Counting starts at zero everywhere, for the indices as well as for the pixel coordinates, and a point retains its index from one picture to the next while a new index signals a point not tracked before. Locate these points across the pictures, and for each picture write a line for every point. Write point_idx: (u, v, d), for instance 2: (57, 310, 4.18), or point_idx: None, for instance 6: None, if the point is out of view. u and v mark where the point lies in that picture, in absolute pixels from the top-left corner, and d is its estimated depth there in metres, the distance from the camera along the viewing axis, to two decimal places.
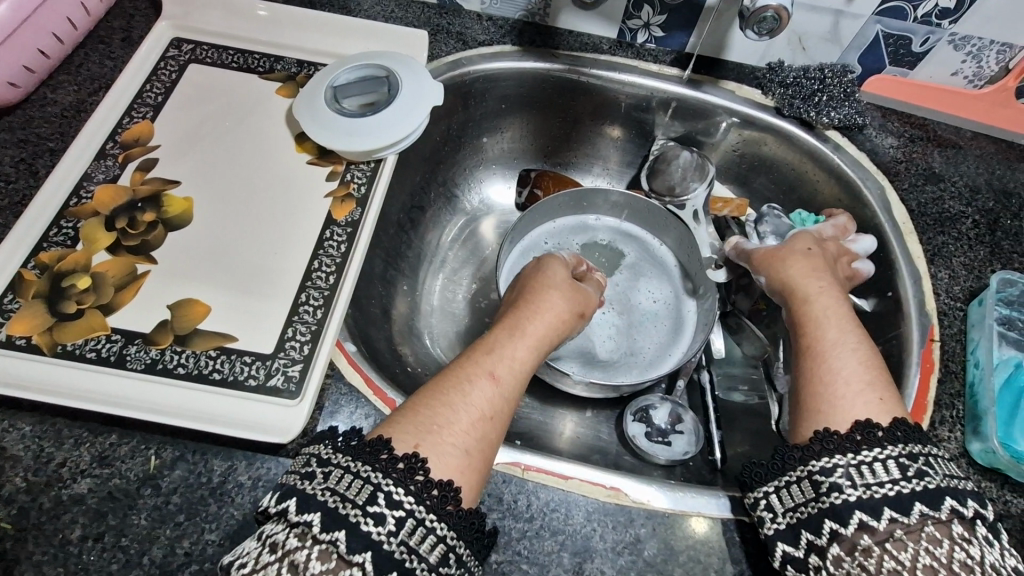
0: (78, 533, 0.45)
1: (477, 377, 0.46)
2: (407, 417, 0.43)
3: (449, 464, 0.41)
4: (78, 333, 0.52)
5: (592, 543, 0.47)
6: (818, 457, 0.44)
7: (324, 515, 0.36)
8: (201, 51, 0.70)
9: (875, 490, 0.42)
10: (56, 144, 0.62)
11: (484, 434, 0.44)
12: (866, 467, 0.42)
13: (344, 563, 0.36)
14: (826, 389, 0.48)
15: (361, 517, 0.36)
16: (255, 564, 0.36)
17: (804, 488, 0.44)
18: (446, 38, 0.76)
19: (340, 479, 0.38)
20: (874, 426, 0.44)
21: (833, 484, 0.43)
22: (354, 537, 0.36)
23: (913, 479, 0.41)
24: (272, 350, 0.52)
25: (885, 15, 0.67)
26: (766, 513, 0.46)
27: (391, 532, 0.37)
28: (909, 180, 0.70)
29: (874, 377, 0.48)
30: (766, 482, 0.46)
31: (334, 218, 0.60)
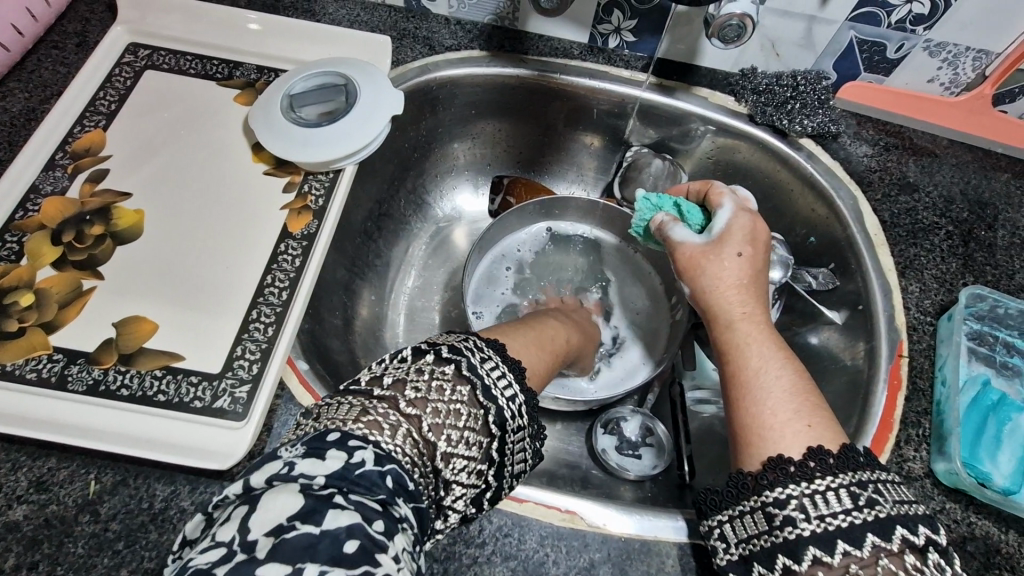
0: (12, 562, 0.43)
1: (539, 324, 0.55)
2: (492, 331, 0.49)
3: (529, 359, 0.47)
4: (18, 353, 0.50)
5: (545, 568, 0.46)
6: (772, 488, 0.43)
7: (482, 387, 0.40)
8: (157, 57, 0.68)
9: (829, 522, 0.41)
10: (3, 155, 0.60)
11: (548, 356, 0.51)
12: (820, 498, 0.42)
13: (483, 434, 0.39)
14: (766, 416, 0.47)
15: (506, 401, 0.40)
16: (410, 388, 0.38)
17: (757, 520, 0.43)
18: (412, 42, 0.74)
19: (490, 364, 0.41)
20: (826, 451, 0.44)
21: (787, 517, 0.42)
22: (500, 416, 0.40)
23: (865, 509, 0.41)
24: (220, 369, 0.51)
25: (858, 21, 0.66)
26: (719, 543, 0.45)
27: (517, 418, 0.41)
28: (883, 190, 0.69)
29: (800, 405, 0.48)
30: (720, 510, 0.45)
31: (290, 230, 0.58)
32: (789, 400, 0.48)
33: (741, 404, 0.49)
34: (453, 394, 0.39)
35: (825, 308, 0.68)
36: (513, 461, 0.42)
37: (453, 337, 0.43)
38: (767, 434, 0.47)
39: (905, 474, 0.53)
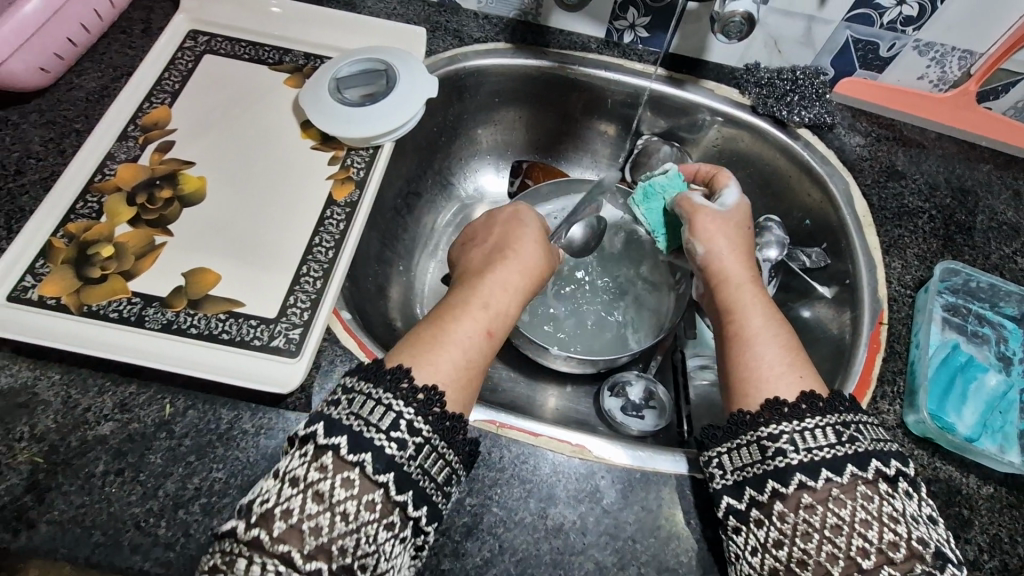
0: (101, 468, 0.50)
1: (466, 311, 0.57)
2: (411, 350, 0.52)
3: (450, 381, 0.51)
4: (102, 295, 0.57)
5: (556, 491, 0.53)
6: (767, 424, 0.50)
7: (350, 439, 0.44)
8: (215, 43, 0.76)
9: (815, 453, 0.47)
10: (81, 126, 0.68)
11: (476, 356, 0.54)
12: (808, 433, 0.48)
13: (367, 485, 0.43)
14: (762, 368, 0.54)
15: (385, 441, 0.45)
16: (279, 498, 0.43)
17: (752, 451, 0.50)
18: (444, 35, 0.81)
19: (365, 406, 0.46)
20: (816, 397, 0.51)
21: (779, 449, 0.49)
22: (380, 459, 0.44)
23: (847, 444, 0.48)
24: (276, 315, 0.58)
25: (853, 21, 0.72)
26: (716, 471, 0.51)
27: (410, 447, 0.45)
28: (872, 177, 0.75)
29: (793, 360, 0.54)
30: (722, 443, 0.52)
31: (334, 198, 0.65)
32: (782, 355, 0.54)
33: (740, 359, 0.56)
34: (325, 483, 0.43)
35: (817, 284, 0.75)
36: (433, 473, 0.46)
37: (331, 397, 0.48)
38: (762, 382, 0.53)
39: (881, 424, 0.59)
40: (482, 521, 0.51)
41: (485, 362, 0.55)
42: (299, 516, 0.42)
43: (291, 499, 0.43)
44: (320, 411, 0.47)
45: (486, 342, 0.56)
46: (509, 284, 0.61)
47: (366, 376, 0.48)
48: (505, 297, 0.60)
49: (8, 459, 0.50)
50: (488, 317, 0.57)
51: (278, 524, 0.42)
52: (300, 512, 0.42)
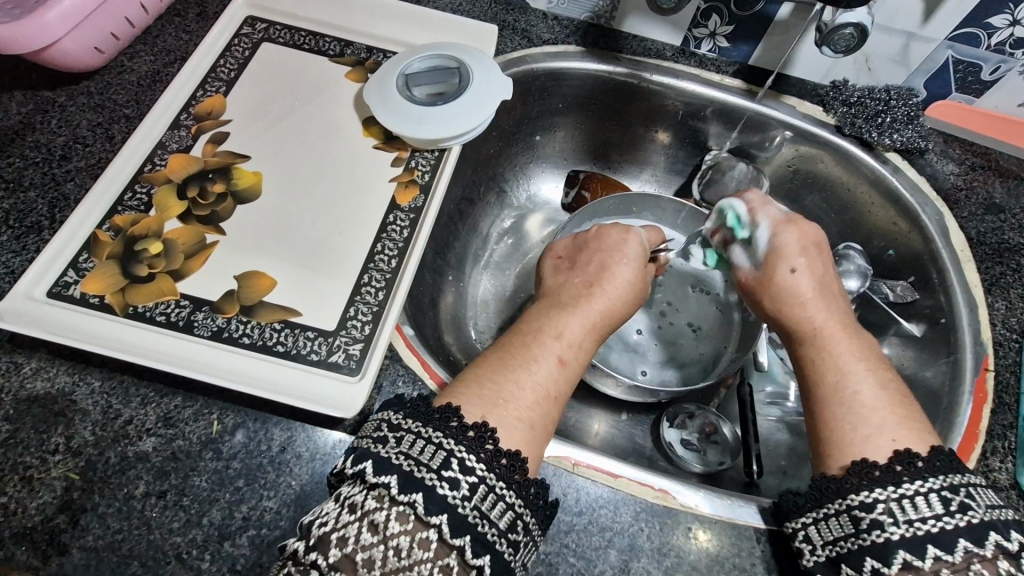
0: (142, 489, 0.46)
1: (542, 358, 0.49)
2: (473, 389, 0.45)
3: (511, 426, 0.43)
4: (148, 296, 0.53)
5: (638, 541, 0.48)
6: (857, 491, 0.42)
7: (401, 477, 0.38)
8: (274, 31, 0.72)
9: (917, 527, 0.40)
10: (132, 112, 0.64)
11: (541, 412, 0.46)
12: (908, 502, 0.41)
13: (421, 524, 0.37)
14: (851, 425, 0.46)
15: (438, 480, 0.38)
16: (336, 523, 0.38)
17: (843, 522, 0.42)
18: (512, 34, 0.76)
19: (415, 444, 0.40)
20: (914, 456, 0.43)
21: (875, 520, 0.41)
22: (433, 500, 0.37)
23: (958, 514, 0.40)
24: (335, 327, 0.53)
25: (957, 40, 0.66)
26: (804, 546, 0.44)
27: (471, 487, 0.38)
28: (969, 209, 0.69)
29: (896, 411, 0.46)
30: (804, 514, 0.45)
31: (398, 202, 0.61)
32: (886, 409, 0.46)
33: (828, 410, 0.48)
34: (396, 520, 0.37)
35: (902, 320, 0.69)
36: (497, 514, 0.39)
37: (368, 428, 0.42)
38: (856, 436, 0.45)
39: (991, 484, 0.54)
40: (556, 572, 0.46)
41: (552, 422, 0.47)
42: (353, 545, 0.37)
43: (348, 526, 0.37)
44: (365, 446, 0.40)
45: (555, 398, 0.48)
46: (581, 333, 0.53)
47: (414, 412, 0.42)
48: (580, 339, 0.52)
49: (41, 473, 0.46)
50: (557, 364, 0.49)
51: (334, 552, 0.37)
52: (355, 542, 0.37)
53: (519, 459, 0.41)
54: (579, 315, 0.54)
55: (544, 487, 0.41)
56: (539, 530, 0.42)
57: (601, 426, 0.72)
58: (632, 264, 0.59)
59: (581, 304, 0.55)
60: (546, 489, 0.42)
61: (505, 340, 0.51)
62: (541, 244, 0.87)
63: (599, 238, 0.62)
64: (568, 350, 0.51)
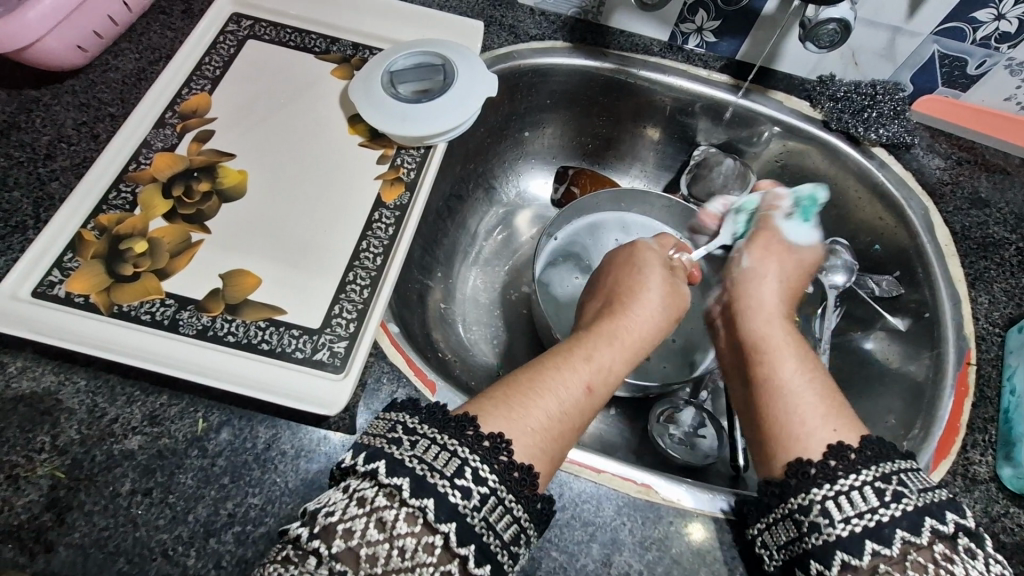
0: (128, 487, 0.46)
1: (574, 383, 0.50)
2: (499, 406, 0.45)
3: (527, 446, 0.44)
4: (134, 295, 0.53)
5: (621, 536, 0.48)
6: (796, 494, 0.44)
7: (414, 481, 0.38)
8: (259, 28, 0.72)
9: (853, 524, 0.41)
10: (117, 110, 0.64)
11: (560, 440, 0.46)
12: (843, 499, 0.42)
13: (428, 529, 0.37)
14: (794, 425, 0.48)
15: (450, 488, 0.38)
16: (343, 514, 0.38)
17: (789, 527, 0.44)
18: (498, 30, 0.76)
19: (431, 451, 0.40)
20: (846, 447, 0.44)
21: (814, 522, 0.42)
22: (443, 508, 0.37)
23: (891, 505, 0.41)
24: (319, 325, 0.54)
25: (943, 35, 0.66)
26: (763, 551, 0.45)
27: (483, 500, 0.39)
28: (954, 203, 0.69)
29: (832, 410, 0.49)
30: (759, 519, 0.45)
31: (384, 200, 0.61)
32: (821, 402, 0.50)
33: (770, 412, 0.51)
34: (406, 523, 0.37)
35: (887, 315, 0.70)
36: (503, 528, 0.39)
37: (384, 426, 0.42)
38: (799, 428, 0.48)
39: (970, 477, 0.54)
40: (539, 566, 0.47)
41: (566, 448, 0.47)
42: (359, 539, 0.37)
43: (355, 519, 0.37)
44: (378, 445, 0.40)
45: (574, 426, 0.48)
46: (612, 360, 0.54)
47: (430, 418, 0.42)
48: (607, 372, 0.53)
49: (28, 472, 0.46)
50: (584, 394, 0.50)
51: (337, 543, 0.37)
52: (361, 535, 0.37)
53: (530, 473, 0.42)
54: (611, 338, 0.56)
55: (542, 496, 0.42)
56: (538, 537, 0.42)
57: (589, 421, 0.73)
58: (661, 282, 0.63)
59: (613, 327, 0.58)
60: (551, 504, 0.43)
61: (541, 358, 0.52)
62: (530, 240, 0.87)
63: (626, 257, 0.67)
64: (597, 376, 0.52)
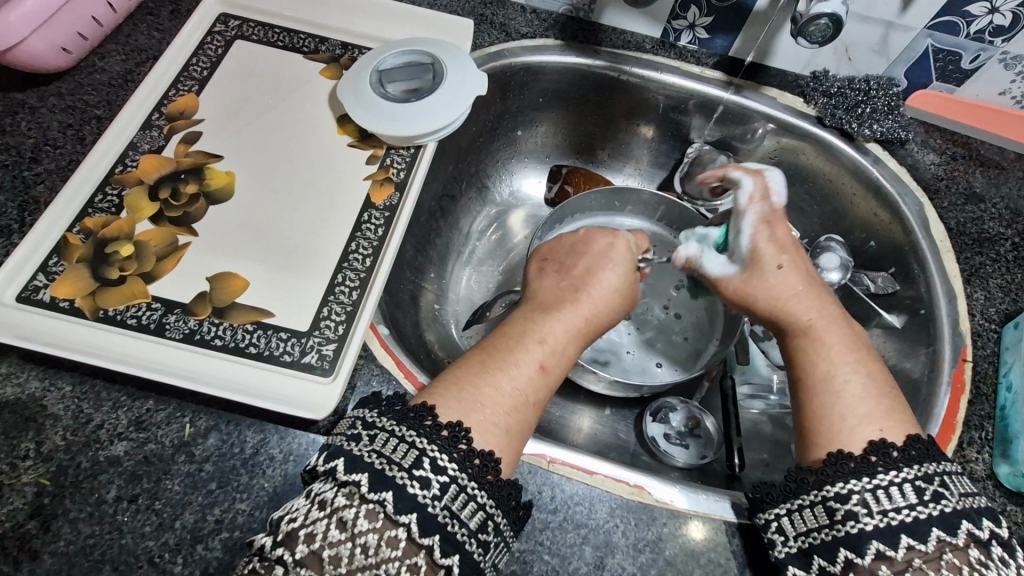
0: (114, 493, 0.45)
1: (527, 362, 0.48)
2: (451, 391, 0.44)
3: (485, 429, 0.43)
4: (120, 299, 0.53)
5: (614, 538, 0.48)
6: (833, 482, 0.43)
7: (371, 475, 0.38)
8: (247, 28, 0.71)
9: (892, 517, 0.40)
10: (103, 113, 0.63)
11: (520, 419, 0.45)
12: (883, 492, 0.41)
13: (390, 523, 0.37)
14: (833, 422, 0.46)
15: (409, 479, 0.38)
16: (305, 519, 0.37)
17: (819, 514, 0.42)
18: (489, 28, 0.75)
19: (388, 443, 0.39)
20: (889, 446, 0.43)
21: (849, 512, 0.41)
22: (402, 499, 0.37)
23: (930, 504, 0.40)
24: (308, 327, 0.53)
25: (937, 29, 0.65)
26: (776, 537, 0.44)
27: (444, 488, 0.38)
28: (949, 199, 0.69)
29: (881, 409, 0.46)
30: (780, 504, 0.44)
31: (373, 201, 0.60)
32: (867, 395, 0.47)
33: (818, 406, 0.48)
34: (366, 518, 0.37)
35: (883, 311, 0.69)
36: (467, 515, 0.38)
37: (343, 427, 0.42)
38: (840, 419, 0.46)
39: (967, 474, 0.54)
40: (531, 569, 0.46)
41: (528, 428, 0.46)
42: (321, 541, 0.36)
43: (316, 522, 0.37)
44: (338, 443, 0.40)
45: (535, 402, 0.47)
46: (568, 337, 0.52)
47: (388, 411, 0.42)
48: (567, 347, 0.52)
49: (12, 479, 0.45)
50: (540, 371, 0.49)
51: (301, 548, 0.36)
52: (322, 538, 0.36)
53: (492, 459, 0.41)
54: (565, 322, 0.53)
55: (509, 481, 0.41)
56: (510, 529, 0.41)
57: (583, 422, 0.72)
58: (624, 271, 0.59)
59: (567, 311, 0.54)
60: (519, 492, 0.41)
61: (494, 340, 0.51)
62: (524, 239, 0.86)
63: (598, 236, 0.61)
64: (552, 350, 0.50)
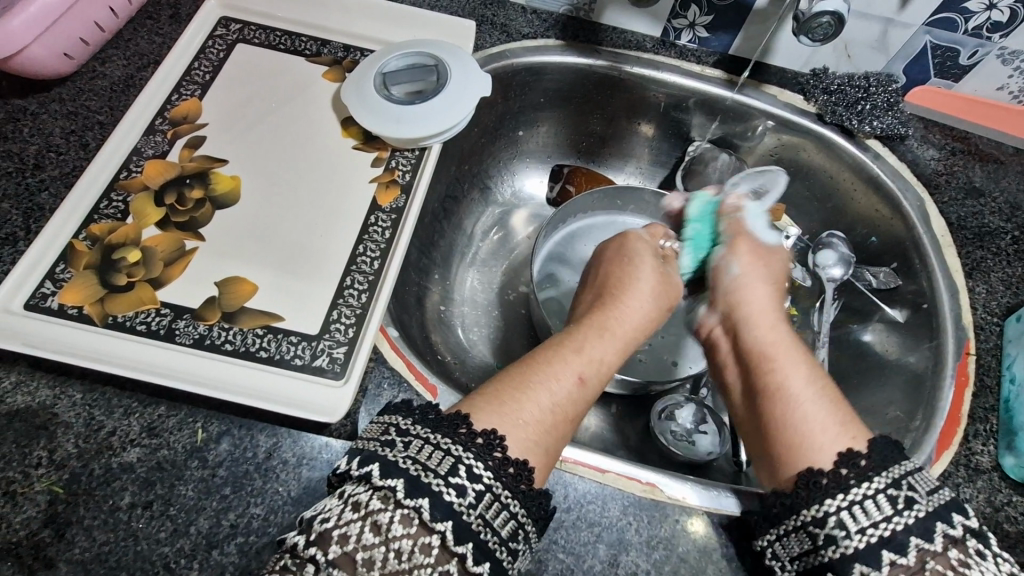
0: (128, 500, 0.45)
1: (563, 375, 0.50)
2: (492, 404, 0.45)
3: (524, 440, 0.44)
4: (128, 306, 0.53)
5: (627, 536, 0.48)
6: (807, 506, 0.43)
7: (407, 482, 0.37)
8: (248, 32, 0.71)
9: (869, 534, 0.40)
10: (106, 118, 0.63)
11: (556, 435, 0.47)
12: (857, 509, 0.41)
13: (424, 529, 0.37)
14: (802, 427, 0.48)
15: (445, 486, 0.37)
16: (339, 520, 0.37)
17: (803, 538, 0.43)
18: (490, 29, 0.75)
19: (423, 450, 0.39)
20: (856, 456, 0.44)
21: (829, 535, 0.42)
22: (438, 506, 0.37)
23: (904, 512, 0.40)
24: (318, 331, 0.53)
25: (935, 25, 0.66)
26: (774, 562, 0.45)
27: (481, 497, 0.38)
28: (949, 193, 0.70)
29: (842, 418, 0.48)
30: (769, 530, 0.45)
31: (379, 203, 0.60)
32: (830, 412, 0.48)
33: (781, 422, 0.49)
34: (400, 524, 0.37)
35: (885, 306, 0.70)
36: (501, 524, 0.39)
37: (375, 431, 0.42)
38: (803, 437, 0.47)
39: (974, 467, 0.54)
40: (546, 568, 0.46)
41: (563, 442, 0.47)
42: (354, 543, 0.36)
43: (350, 524, 0.37)
44: (371, 448, 0.40)
45: (568, 419, 0.48)
46: (606, 352, 0.54)
47: (422, 419, 0.42)
48: (604, 362, 0.54)
49: (25, 488, 0.45)
50: (579, 388, 0.50)
51: (334, 548, 0.36)
52: (356, 540, 0.36)
53: (525, 468, 0.41)
54: (602, 330, 0.56)
55: (542, 491, 0.41)
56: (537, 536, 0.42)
57: (590, 420, 0.72)
58: (651, 275, 0.63)
59: (605, 320, 0.57)
60: (547, 498, 0.42)
61: (532, 354, 0.52)
62: (527, 239, 0.86)
63: (617, 251, 0.66)
64: (588, 366, 0.52)
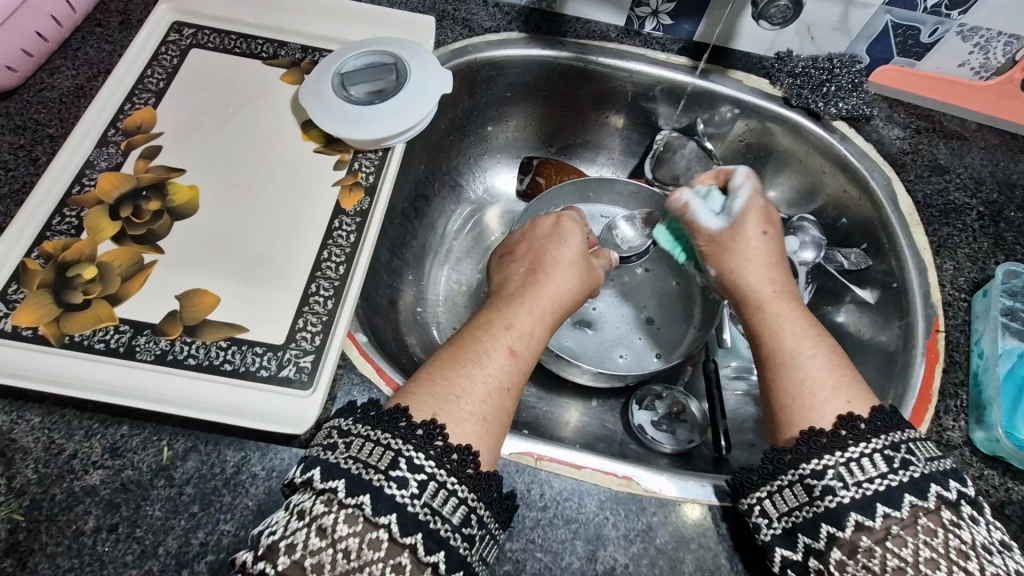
0: (92, 524, 0.44)
1: (494, 351, 0.49)
2: (425, 388, 0.45)
3: (467, 423, 0.43)
4: (85, 324, 0.51)
5: (605, 531, 0.48)
6: (808, 459, 0.43)
7: (348, 481, 0.37)
8: (202, 36, 0.69)
9: (866, 487, 0.41)
10: (55, 131, 0.61)
11: (496, 406, 0.46)
12: (855, 464, 0.42)
13: (371, 525, 0.37)
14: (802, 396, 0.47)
15: (385, 481, 0.37)
16: (285, 531, 0.37)
17: (797, 492, 0.43)
18: (452, 24, 0.74)
19: (363, 448, 0.39)
20: (857, 418, 0.44)
21: (826, 487, 0.42)
22: (380, 500, 0.37)
23: (900, 471, 0.41)
24: (284, 341, 0.52)
25: (895, 4, 0.65)
26: (761, 520, 0.44)
27: (423, 487, 0.38)
28: (915, 171, 0.70)
29: (840, 380, 0.48)
30: (758, 488, 0.44)
31: (343, 207, 0.59)
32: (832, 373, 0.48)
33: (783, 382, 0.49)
34: (347, 524, 0.36)
35: (855, 287, 0.70)
36: (448, 509, 0.38)
37: (318, 435, 0.42)
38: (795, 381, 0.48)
39: (946, 442, 0.55)
40: (524, 568, 0.46)
41: (507, 416, 0.47)
42: (302, 551, 0.36)
43: (296, 532, 0.37)
44: (314, 453, 0.40)
45: (507, 392, 0.48)
46: (531, 324, 0.54)
47: (364, 417, 0.41)
48: (529, 332, 0.53)
49: None
50: (508, 359, 0.50)
51: (283, 559, 0.36)
52: (304, 547, 0.36)
53: (470, 453, 0.41)
54: (530, 305, 0.55)
55: (491, 476, 0.41)
56: (496, 523, 0.41)
57: (571, 415, 0.72)
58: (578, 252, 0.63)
59: (529, 293, 0.57)
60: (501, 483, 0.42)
61: (460, 335, 0.51)
62: (501, 235, 0.86)
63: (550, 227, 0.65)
64: (518, 339, 0.52)
